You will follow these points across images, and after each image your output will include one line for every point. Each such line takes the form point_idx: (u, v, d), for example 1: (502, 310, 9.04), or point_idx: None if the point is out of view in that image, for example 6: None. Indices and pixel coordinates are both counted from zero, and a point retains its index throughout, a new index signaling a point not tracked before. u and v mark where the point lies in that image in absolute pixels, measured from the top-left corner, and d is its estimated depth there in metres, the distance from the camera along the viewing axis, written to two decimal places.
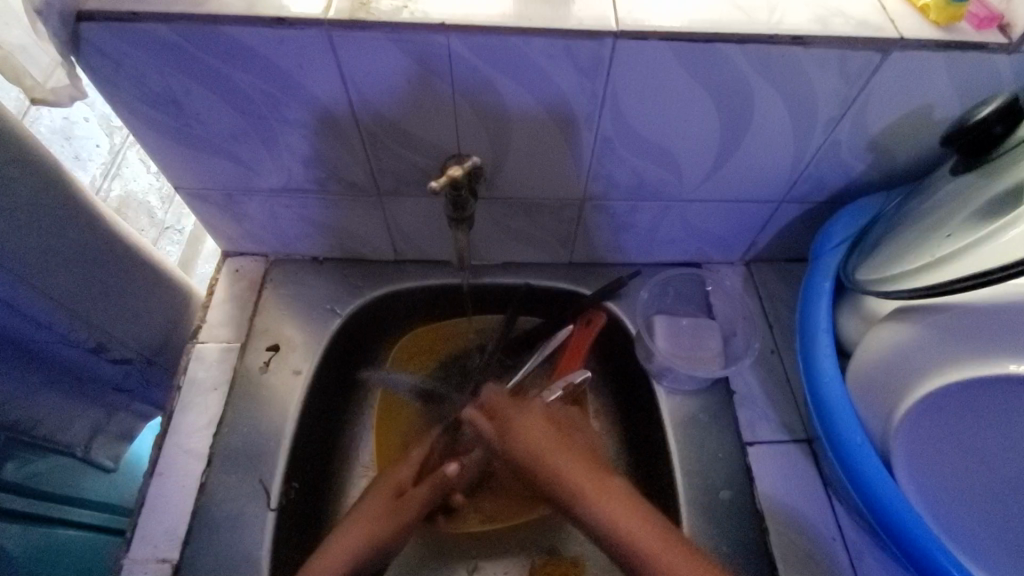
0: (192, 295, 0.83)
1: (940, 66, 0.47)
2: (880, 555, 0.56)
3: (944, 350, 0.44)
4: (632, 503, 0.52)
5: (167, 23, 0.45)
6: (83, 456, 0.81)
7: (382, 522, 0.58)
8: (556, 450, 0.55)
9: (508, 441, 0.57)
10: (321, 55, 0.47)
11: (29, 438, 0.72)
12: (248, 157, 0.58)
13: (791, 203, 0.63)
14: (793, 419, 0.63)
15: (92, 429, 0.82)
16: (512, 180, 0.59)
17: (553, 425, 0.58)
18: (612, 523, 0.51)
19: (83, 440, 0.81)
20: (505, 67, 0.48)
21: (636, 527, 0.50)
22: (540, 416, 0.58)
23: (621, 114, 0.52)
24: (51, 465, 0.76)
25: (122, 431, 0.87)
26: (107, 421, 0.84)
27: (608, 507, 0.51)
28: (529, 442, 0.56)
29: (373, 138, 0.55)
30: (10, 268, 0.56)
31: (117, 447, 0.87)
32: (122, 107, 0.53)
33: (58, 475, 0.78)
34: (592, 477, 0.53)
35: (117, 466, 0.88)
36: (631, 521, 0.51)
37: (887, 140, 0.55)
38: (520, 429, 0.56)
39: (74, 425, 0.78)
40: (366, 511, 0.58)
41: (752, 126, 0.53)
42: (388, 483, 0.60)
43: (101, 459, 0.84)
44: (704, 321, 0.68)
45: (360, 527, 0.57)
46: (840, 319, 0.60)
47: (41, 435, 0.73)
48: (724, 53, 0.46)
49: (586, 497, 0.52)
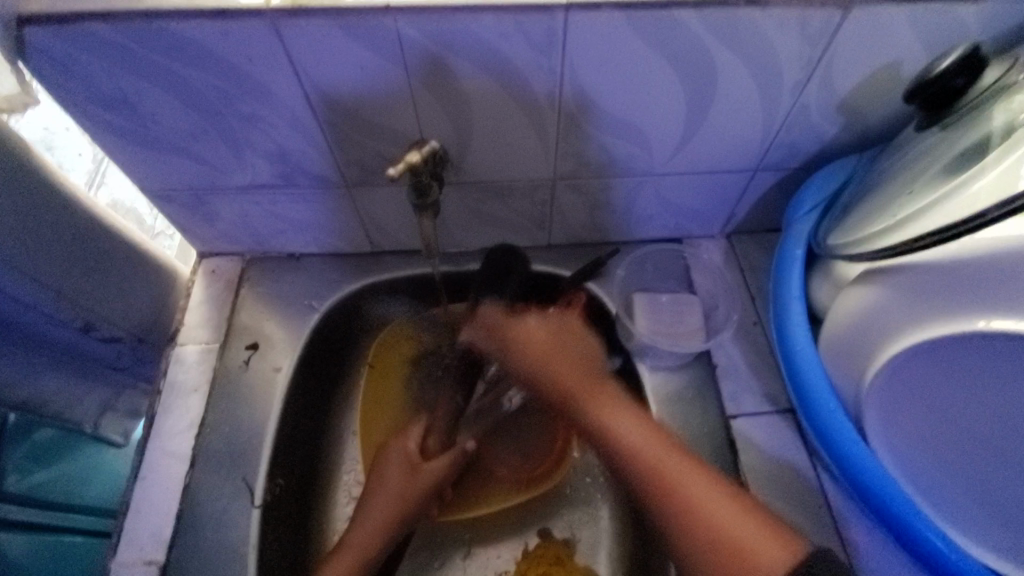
0: (179, 275, 0.79)
1: (902, 20, 0.46)
2: (866, 522, 0.55)
3: (908, 311, 0.44)
4: (629, 409, 0.53)
5: (109, 22, 0.44)
6: (93, 432, 0.84)
7: (402, 495, 0.59)
8: (559, 358, 0.57)
9: (509, 342, 0.60)
10: (270, 45, 0.46)
11: (39, 416, 0.75)
12: (210, 155, 0.57)
13: (766, 171, 0.62)
14: (775, 389, 0.62)
15: (101, 406, 0.84)
16: (478, 162, 0.58)
17: (553, 327, 0.60)
18: (632, 441, 0.50)
19: (92, 418, 0.83)
20: (456, 45, 0.46)
21: (638, 433, 0.50)
22: (540, 325, 0.60)
23: (583, 89, 0.51)
24: (67, 452, 0.80)
25: (131, 409, 0.88)
26: (115, 399, 0.85)
27: (618, 420, 0.52)
28: (524, 344, 0.59)
29: (334, 128, 0.54)
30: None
31: (125, 424, 0.88)
32: (77, 112, 0.52)
33: (70, 458, 0.81)
34: (588, 380, 0.55)
35: (128, 441, 0.89)
36: (638, 431, 0.51)
37: (857, 101, 0.54)
38: (513, 334, 0.59)
39: (82, 403, 0.81)
40: (388, 490, 0.59)
41: (717, 95, 0.52)
42: (401, 462, 0.61)
43: (110, 434, 0.86)
44: (685, 295, 0.67)
45: (385, 502, 0.58)
46: (813, 286, 0.60)
47: (50, 413, 0.77)
48: (680, 21, 0.45)
49: (586, 405, 0.54)
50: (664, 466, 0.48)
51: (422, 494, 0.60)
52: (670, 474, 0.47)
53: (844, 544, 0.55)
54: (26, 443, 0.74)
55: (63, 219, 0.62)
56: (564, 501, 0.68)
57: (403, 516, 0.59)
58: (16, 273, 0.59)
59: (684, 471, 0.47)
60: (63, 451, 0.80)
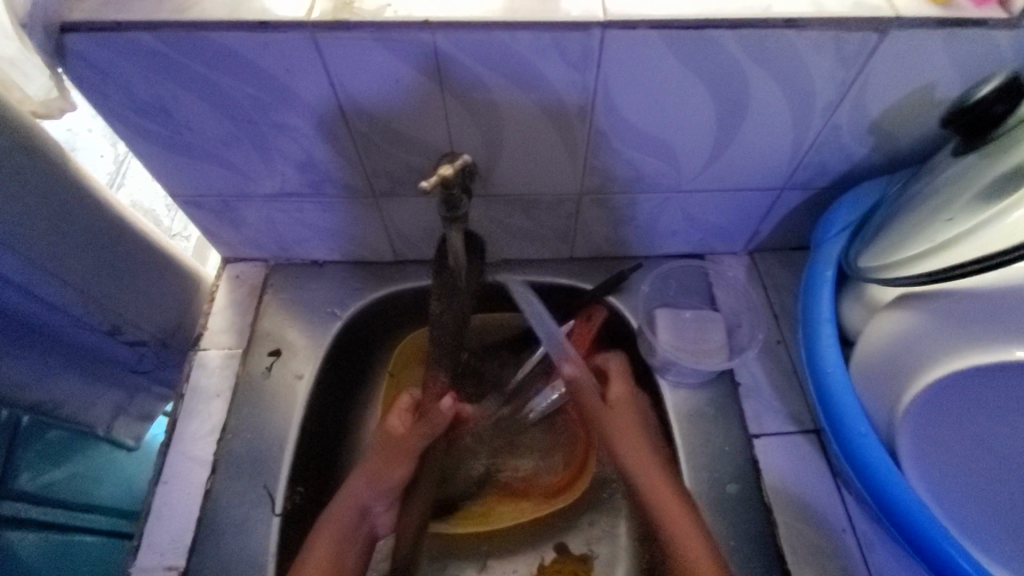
0: (202, 280, 0.80)
1: (940, 44, 0.46)
2: (891, 547, 0.55)
3: (946, 337, 0.44)
4: (643, 439, 0.59)
5: (151, 32, 0.44)
6: (106, 434, 0.85)
7: (385, 466, 0.60)
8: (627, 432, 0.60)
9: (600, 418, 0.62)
10: (308, 57, 0.46)
11: (51, 419, 0.75)
12: (240, 163, 0.58)
13: (793, 190, 0.61)
14: (799, 409, 0.62)
15: (114, 410, 0.84)
16: (507, 176, 0.59)
17: (634, 406, 0.62)
18: (633, 463, 0.57)
19: (105, 420, 0.83)
20: (494, 62, 0.47)
21: (646, 464, 0.57)
22: (625, 392, 0.63)
23: (615, 106, 0.51)
24: (77, 450, 0.80)
25: (143, 412, 0.90)
26: (128, 402, 0.86)
27: (625, 443, 0.59)
28: (615, 425, 0.60)
29: (366, 141, 0.55)
30: (24, 254, 0.57)
31: (136, 427, 0.90)
32: (113, 118, 0.53)
33: (81, 457, 0.81)
34: (626, 422, 0.61)
35: (139, 444, 0.91)
36: (643, 458, 0.57)
37: (889, 122, 0.53)
38: (608, 417, 0.61)
39: (95, 407, 0.81)
40: (365, 470, 0.60)
41: (750, 115, 0.52)
42: (387, 439, 0.63)
43: (122, 437, 0.87)
44: (708, 313, 0.67)
45: (366, 471, 0.60)
46: (842, 307, 0.59)
47: (64, 416, 0.76)
48: (716, 41, 0.45)
49: (613, 426, 0.60)
50: (657, 499, 0.55)
51: (405, 456, 0.61)
52: (664, 507, 0.54)
53: (869, 570, 0.54)
54: (40, 442, 0.74)
55: (93, 222, 0.62)
56: (586, 517, 0.67)
57: (383, 484, 0.60)
58: (46, 273, 0.59)
59: (677, 503, 0.54)
60: (74, 449, 0.80)
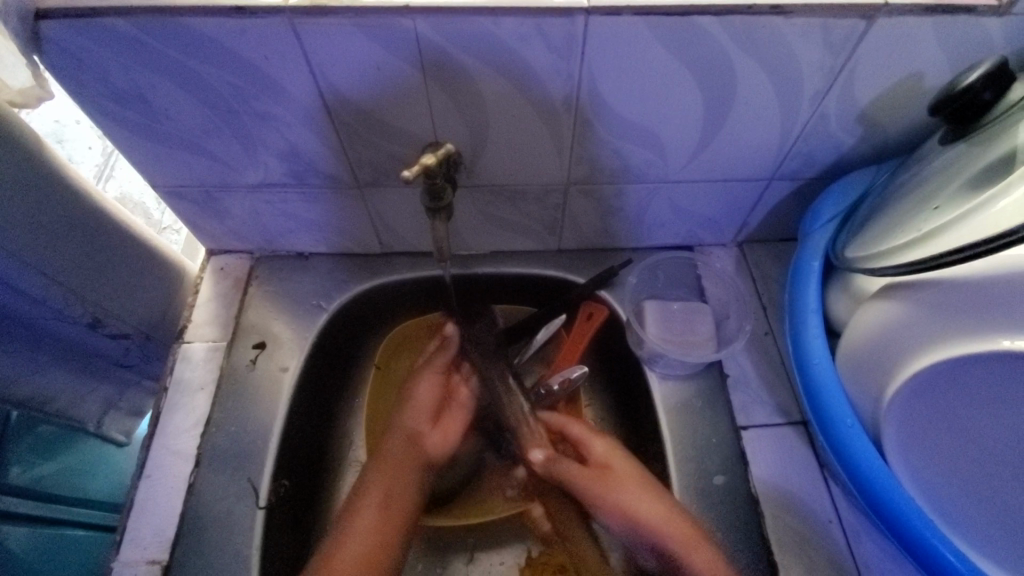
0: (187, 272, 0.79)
1: (928, 32, 0.45)
2: (876, 537, 0.55)
3: (931, 325, 0.44)
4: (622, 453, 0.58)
5: (125, 17, 0.43)
6: (97, 431, 0.85)
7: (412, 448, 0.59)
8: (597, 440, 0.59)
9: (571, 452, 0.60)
10: (287, 44, 0.45)
11: (44, 413, 0.75)
12: (222, 153, 0.57)
13: (781, 180, 0.61)
14: (786, 401, 0.61)
15: (104, 406, 0.84)
16: (491, 167, 0.58)
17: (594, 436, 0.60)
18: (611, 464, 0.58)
19: (95, 416, 0.83)
20: (474, 49, 0.46)
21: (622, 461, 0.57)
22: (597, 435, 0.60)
23: (599, 94, 0.50)
24: (70, 446, 0.81)
25: (133, 408, 0.90)
26: (118, 397, 0.85)
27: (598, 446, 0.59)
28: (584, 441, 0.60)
29: (349, 129, 0.54)
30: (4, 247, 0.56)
31: (127, 423, 0.90)
32: (90, 106, 0.52)
33: (73, 451, 0.81)
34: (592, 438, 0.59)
35: (129, 439, 0.92)
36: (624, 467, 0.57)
37: (877, 111, 0.53)
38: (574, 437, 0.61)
39: (85, 402, 0.80)
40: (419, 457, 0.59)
41: (736, 104, 0.51)
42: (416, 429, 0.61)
43: (113, 434, 0.88)
44: (696, 305, 0.67)
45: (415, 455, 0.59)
46: (830, 298, 0.59)
47: (55, 411, 0.76)
48: (700, 27, 0.44)
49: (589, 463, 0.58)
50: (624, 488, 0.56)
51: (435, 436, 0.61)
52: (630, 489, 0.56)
53: (855, 560, 0.54)
54: (30, 436, 0.74)
55: (73, 215, 0.61)
56: None
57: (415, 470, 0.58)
58: (26, 266, 0.58)
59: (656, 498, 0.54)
60: (67, 443, 0.81)
